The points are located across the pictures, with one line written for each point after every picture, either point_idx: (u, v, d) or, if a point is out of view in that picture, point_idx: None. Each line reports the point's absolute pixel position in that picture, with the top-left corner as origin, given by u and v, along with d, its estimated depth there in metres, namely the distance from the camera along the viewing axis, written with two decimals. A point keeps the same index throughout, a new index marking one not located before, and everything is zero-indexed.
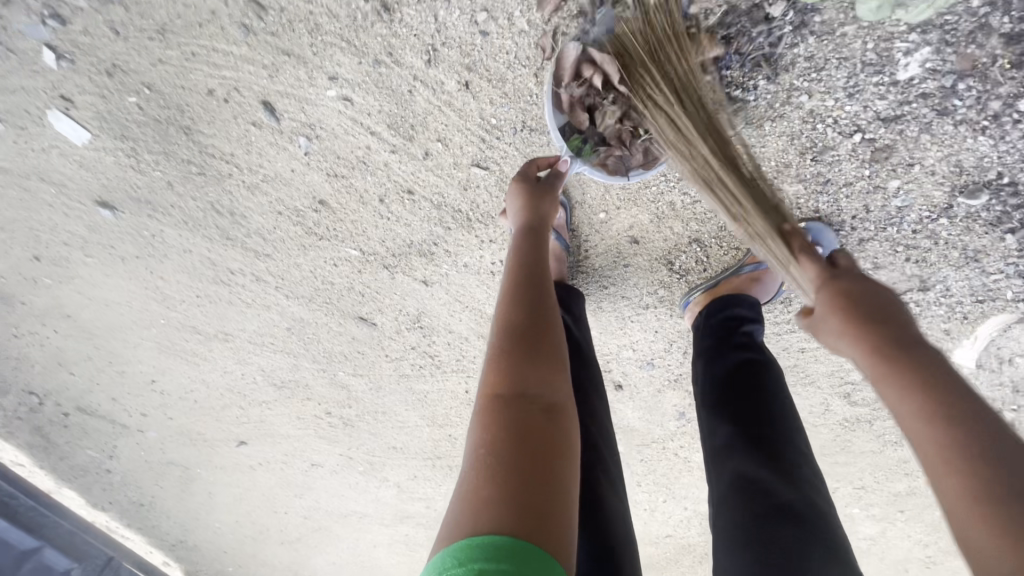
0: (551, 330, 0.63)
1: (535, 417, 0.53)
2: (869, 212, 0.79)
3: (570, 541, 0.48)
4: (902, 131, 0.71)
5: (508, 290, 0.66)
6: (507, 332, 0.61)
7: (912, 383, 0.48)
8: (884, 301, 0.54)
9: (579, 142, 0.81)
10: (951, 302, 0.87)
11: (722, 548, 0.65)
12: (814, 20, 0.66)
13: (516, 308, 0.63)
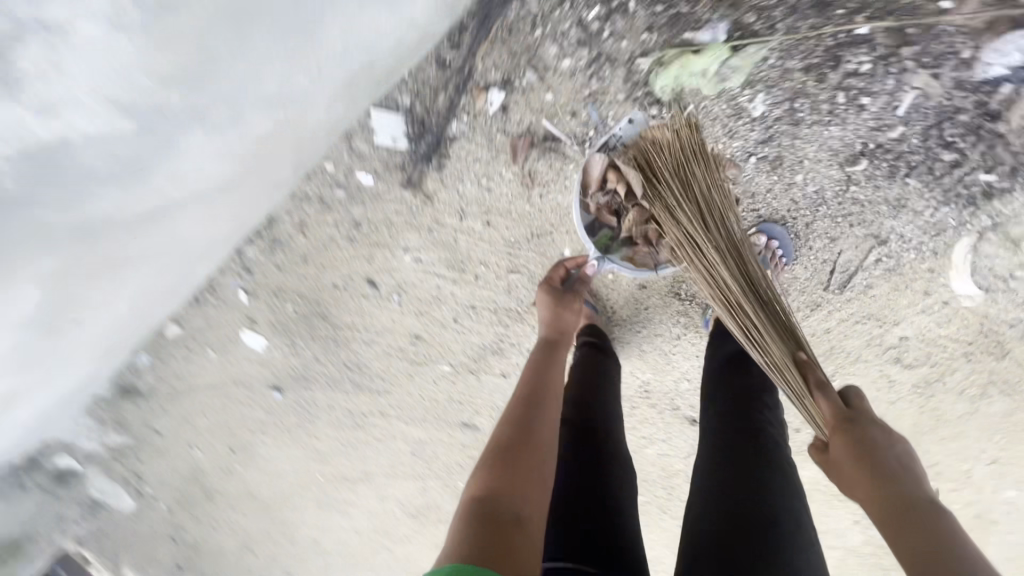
0: (529, 454, 0.84)
1: (504, 513, 0.73)
2: (797, 202, 1.05)
3: None
4: (780, 144, 1.00)
5: (507, 418, 0.92)
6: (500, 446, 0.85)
7: (882, 500, 0.69)
8: (903, 469, 0.71)
9: (608, 239, 1.13)
10: (913, 244, 1.04)
11: (696, 481, 0.94)
12: (680, 106, 1.02)
13: (510, 429, 0.88)
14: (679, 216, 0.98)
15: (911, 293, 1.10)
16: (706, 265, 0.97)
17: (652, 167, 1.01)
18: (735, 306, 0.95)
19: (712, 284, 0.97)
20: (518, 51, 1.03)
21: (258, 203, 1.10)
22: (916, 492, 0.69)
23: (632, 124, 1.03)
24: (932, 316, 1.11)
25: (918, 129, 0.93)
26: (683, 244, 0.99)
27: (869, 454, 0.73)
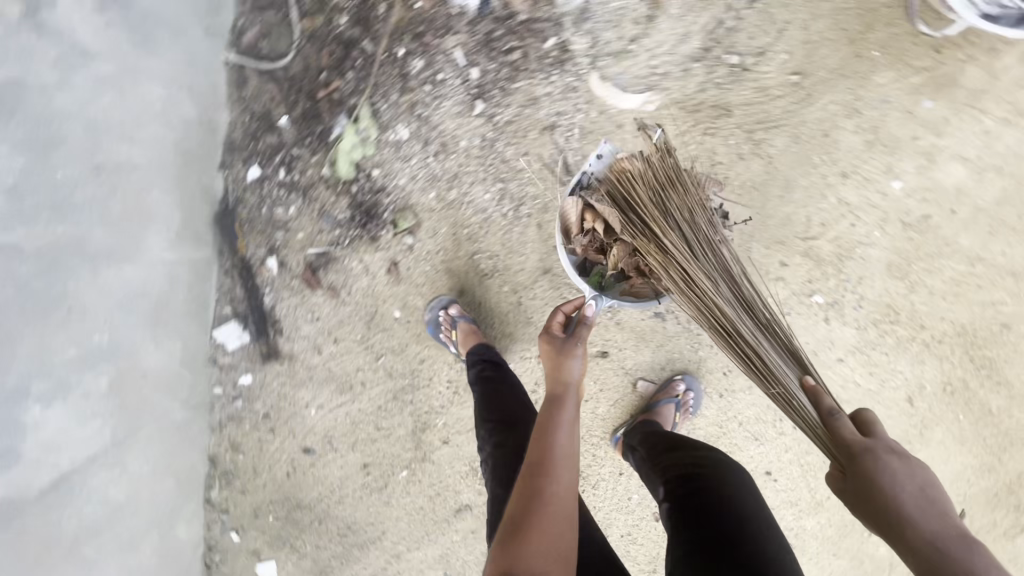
0: (538, 539, 0.81)
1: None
2: (478, 154, 1.29)
3: None
4: (432, 137, 1.30)
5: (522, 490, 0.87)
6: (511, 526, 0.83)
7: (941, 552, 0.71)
8: (917, 494, 0.78)
9: (599, 275, 1.17)
10: (572, 109, 1.24)
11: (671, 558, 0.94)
12: (366, 172, 1.35)
13: (519, 509, 0.85)
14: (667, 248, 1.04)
15: (614, 134, 1.24)
16: (703, 293, 1.04)
17: (628, 198, 1.07)
18: (738, 328, 1.02)
19: (707, 311, 1.04)
20: (264, 228, 1.42)
21: (186, 433, 1.43)
22: (918, 534, 0.74)
23: (600, 157, 1.11)
24: (647, 135, 1.24)
25: (483, 60, 1.23)
26: (673, 270, 1.06)
27: (889, 500, 0.77)
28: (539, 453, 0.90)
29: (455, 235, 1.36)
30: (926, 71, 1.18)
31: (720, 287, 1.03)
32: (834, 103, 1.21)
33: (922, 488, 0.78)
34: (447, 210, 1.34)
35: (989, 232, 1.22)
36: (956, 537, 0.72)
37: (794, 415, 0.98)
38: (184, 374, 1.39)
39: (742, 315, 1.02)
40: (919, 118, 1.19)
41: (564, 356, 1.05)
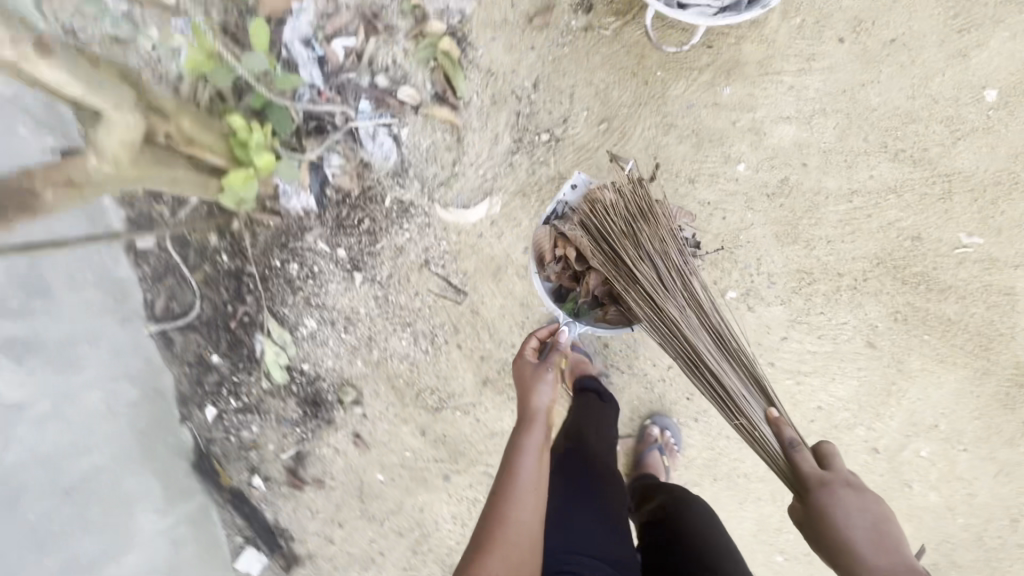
0: (501, 562, 0.80)
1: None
2: (378, 313, 1.39)
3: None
4: (334, 317, 1.41)
5: (490, 511, 0.86)
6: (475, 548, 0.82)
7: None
8: (877, 522, 0.81)
9: (574, 304, 1.16)
10: (434, 242, 1.34)
11: None
12: (299, 369, 1.46)
13: (483, 529, 0.84)
14: (636, 280, 1.03)
15: (480, 245, 1.34)
16: (664, 323, 1.03)
17: (601, 228, 1.04)
18: (703, 358, 1.01)
19: (674, 345, 1.03)
20: (239, 454, 1.53)
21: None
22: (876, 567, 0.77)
23: (575, 188, 1.11)
24: (507, 230, 1.33)
25: (342, 238, 1.35)
26: (643, 302, 1.04)
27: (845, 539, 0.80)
28: (504, 477, 0.91)
29: (394, 387, 1.43)
30: (710, 66, 1.25)
31: (689, 316, 1.02)
32: (648, 130, 1.28)
33: (875, 523, 0.81)
34: (378, 371, 1.43)
35: (847, 167, 1.24)
36: (909, 574, 0.75)
37: (756, 445, 0.99)
38: None
39: (710, 345, 1.02)
40: (726, 106, 1.26)
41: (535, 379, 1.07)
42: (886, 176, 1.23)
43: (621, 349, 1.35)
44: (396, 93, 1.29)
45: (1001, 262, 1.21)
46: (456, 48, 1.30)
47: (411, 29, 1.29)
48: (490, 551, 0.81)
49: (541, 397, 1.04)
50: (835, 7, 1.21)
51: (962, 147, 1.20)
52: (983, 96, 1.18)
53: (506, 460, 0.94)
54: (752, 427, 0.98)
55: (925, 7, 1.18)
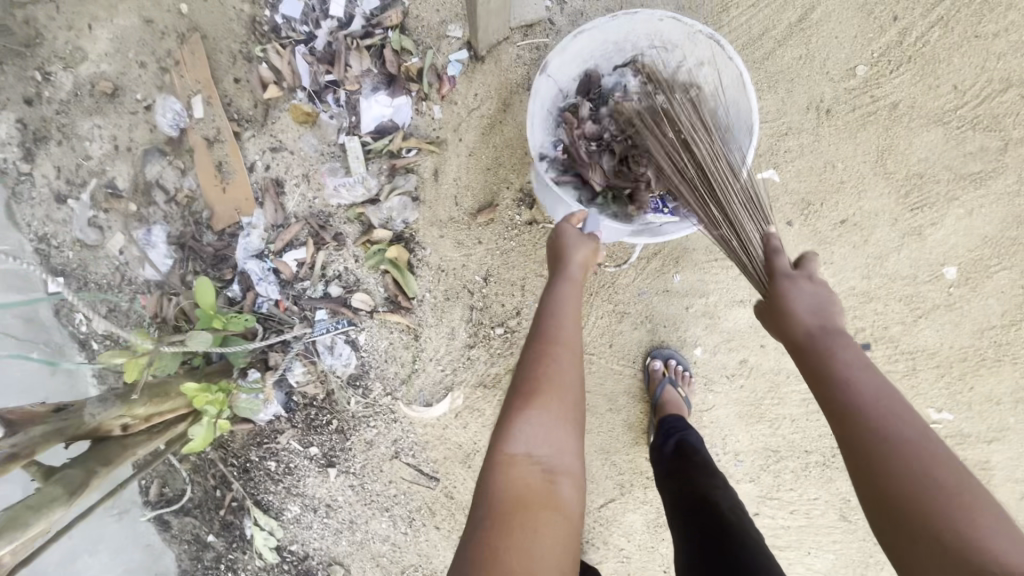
0: (548, 414, 0.74)
1: (525, 484, 0.69)
2: (356, 499, 1.44)
3: (523, 464, 0.70)
4: (318, 503, 1.46)
5: (531, 364, 0.78)
6: (518, 398, 0.75)
7: (857, 415, 0.65)
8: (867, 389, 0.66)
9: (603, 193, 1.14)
10: (402, 435, 1.37)
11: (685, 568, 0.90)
12: (289, 550, 1.52)
13: (531, 378, 0.76)
14: (672, 131, 0.99)
15: (447, 434, 1.37)
16: (672, 161, 0.98)
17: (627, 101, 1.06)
18: (716, 185, 0.94)
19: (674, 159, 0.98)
20: None
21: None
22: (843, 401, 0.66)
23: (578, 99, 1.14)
24: (472, 419, 1.37)
25: (313, 438, 1.39)
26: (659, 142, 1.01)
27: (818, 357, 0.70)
28: (541, 327, 0.82)
29: (379, 564, 1.48)
30: (658, 254, 1.24)
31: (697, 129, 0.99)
32: (602, 316, 1.27)
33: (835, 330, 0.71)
34: (362, 551, 1.48)
35: None
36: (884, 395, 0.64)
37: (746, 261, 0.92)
38: None
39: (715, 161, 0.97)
40: (678, 290, 1.24)
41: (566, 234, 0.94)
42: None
43: (595, 527, 1.36)
44: (349, 300, 1.32)
45: (973, 437, 1.17)
46: (405, 251, 1.31)
47: (360, 236, 1.31)
48: (535, 405, 0.74)
49: (576, 237, 0.92)
50: (782, 191, 1.18)
51: (924, 325, 1.16)
52: (942, 273, 1.14)
53: (543, 310, 0.84)
54: (736, 238, 0.92)
55: (875, 186, 1.15)
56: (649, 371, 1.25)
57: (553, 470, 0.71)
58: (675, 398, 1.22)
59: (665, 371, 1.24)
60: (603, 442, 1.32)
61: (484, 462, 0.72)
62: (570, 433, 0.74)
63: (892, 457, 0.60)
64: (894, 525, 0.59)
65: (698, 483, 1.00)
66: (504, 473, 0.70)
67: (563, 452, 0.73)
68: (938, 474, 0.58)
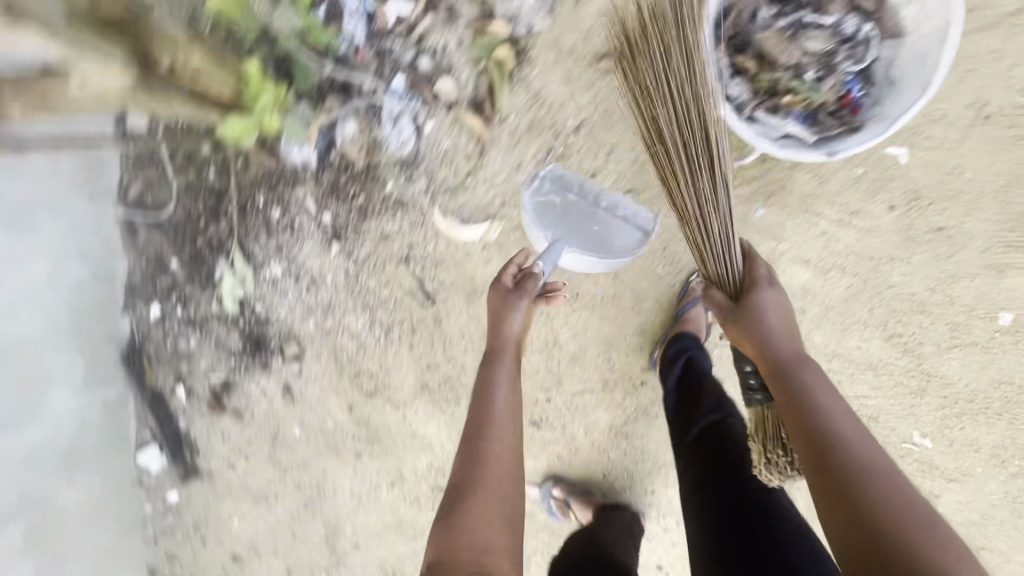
0: (461, 540, 0.80)
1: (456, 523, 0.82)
2: (345, 287, 1.37)
3: (470, 526, 0.81)
4: (303, 273, 1.38)
5: (458, 469, 0.89)
6: (456, 479, 0.88)
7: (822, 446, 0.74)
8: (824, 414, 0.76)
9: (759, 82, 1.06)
10: (422, 243, 1.30)
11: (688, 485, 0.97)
12: (251, 307, 1.45)
13: (465, 479, 0.87)
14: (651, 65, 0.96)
15: (464, 262, 1.31)
16: (648, 108, 0.98)
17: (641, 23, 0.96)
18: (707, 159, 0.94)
19: (676, 123, 0.95)
20: (170, 360, 1.54)
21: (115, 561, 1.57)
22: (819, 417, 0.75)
23: None
24: (495, 260, 1.30)
25: (333, 204, 1.30)
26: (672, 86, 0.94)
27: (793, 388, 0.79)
28: (471, 433, 0.92)
29: (336, 360, 1.44)
30: (755, 181, 1.18)
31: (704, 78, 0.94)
32: (672, 215, 1.23)
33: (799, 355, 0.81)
34: (325, 338, 1.43)
35: (843, 328, 1.21)
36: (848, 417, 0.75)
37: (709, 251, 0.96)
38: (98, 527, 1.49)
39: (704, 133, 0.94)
40: (757, 223, 1.20)
41: (500, 309, 1.05)
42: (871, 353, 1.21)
43: (560, 410, 1.35)
44: (434, 81, 1.22)
45: (936, 470, 1.23)
46: (512, 59, 1.21)
47: (475, 21, 1.20)
48: (463, 503, 0.84)
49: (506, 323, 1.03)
50: (903, 173, 1.14)
51: (954, 355, 1.18)
52: (998, 316, 1.16)
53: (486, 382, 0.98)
54: (705, 234, 0.97)
55: (987, 207, 1.13)
56: (687, 284, 1.25)
57: (485, 555, 0.79)
58: (699, 321, 1.22)
59: (701, 293, 1.24)
60: (610, 333, 1.30)
61: (433, 556, 0.80)
62: (513, 469, 0.90)
63: (842, 487, 0.71)
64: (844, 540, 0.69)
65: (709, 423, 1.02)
66: (461, 536, 0.80)
67: (494, 516, 0.83)
68: (881, 508, 0.68)
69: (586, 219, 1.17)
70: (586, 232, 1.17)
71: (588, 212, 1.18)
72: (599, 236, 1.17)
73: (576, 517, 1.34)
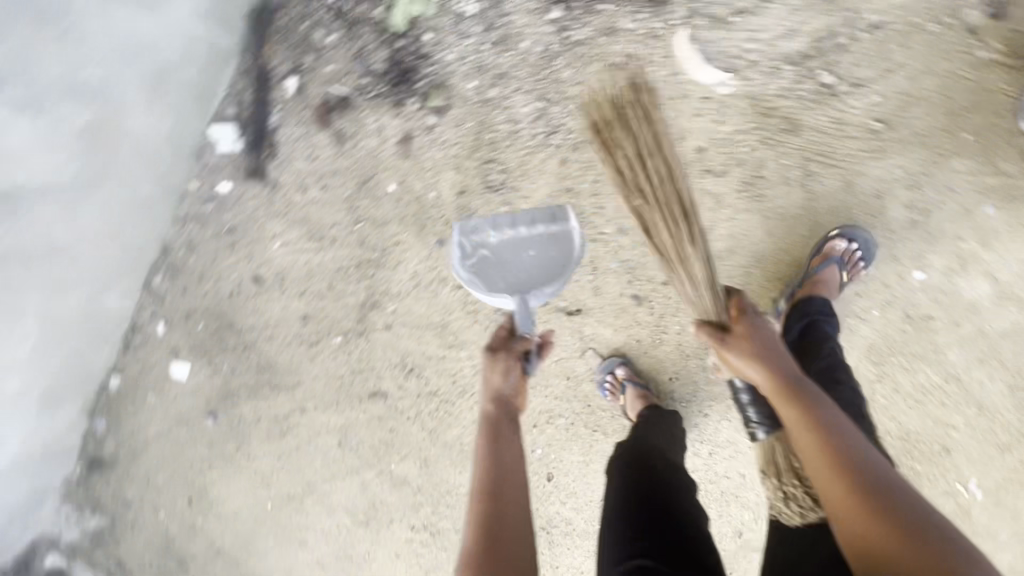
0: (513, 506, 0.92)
1: (506, 520, 0.90)
2: (536, 64, 1.22)
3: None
4: (498, 27, 1.23)
5: (469, 525, 0.90)
6: (476, 532, 0.88)
7: (839, 452, 0.79)
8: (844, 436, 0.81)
9: None
10: (648, 58, 1.15)
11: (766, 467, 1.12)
12: (421, 32, 1.28)
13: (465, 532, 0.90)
14: (656, 116, 1.03)
15: (676, 101, 1.17)
16: (635, 198, 1.05)
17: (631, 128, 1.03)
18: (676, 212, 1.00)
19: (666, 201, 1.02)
20: (297, 46, 1.35)
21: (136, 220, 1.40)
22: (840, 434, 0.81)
23: None
24: (708, 118, 1.16)
25: None
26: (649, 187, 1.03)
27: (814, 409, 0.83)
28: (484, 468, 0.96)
29: (478, 135, 1.29)
30: (1004, 176, 1.11)
31: (668, 190, 1.00)
32: (906, 167, 1.14)
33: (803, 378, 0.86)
34: (480, 107, 1.27)
35: (984, 356, 1.19)
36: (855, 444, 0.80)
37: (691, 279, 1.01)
38: (139, 170, 1.32)
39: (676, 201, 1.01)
40: (978, 218, 1.13)
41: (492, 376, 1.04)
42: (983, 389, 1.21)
43: (671, 297, 1.31)
44: None
45: (973, 518, 1.25)
46: None
47: None
48: (506, 501, 0.92)
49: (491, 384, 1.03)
50: None
51: None
52: None
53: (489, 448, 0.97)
54: (682, 266, 1.01)
55: None
56: (829, 239, 1.15)
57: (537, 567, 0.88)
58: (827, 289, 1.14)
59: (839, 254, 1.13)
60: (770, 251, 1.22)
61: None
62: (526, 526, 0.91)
63: (867, 489, 0.75)
64: (880, 542, 0.72)
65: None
66: None
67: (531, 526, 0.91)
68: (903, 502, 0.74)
69: (520, 250, 1.17)
70: (529, 269, 1.18)
71: (513, 247, 1.18)
72: (545, 256, 1.19)
73: (624, 403, 1.30)
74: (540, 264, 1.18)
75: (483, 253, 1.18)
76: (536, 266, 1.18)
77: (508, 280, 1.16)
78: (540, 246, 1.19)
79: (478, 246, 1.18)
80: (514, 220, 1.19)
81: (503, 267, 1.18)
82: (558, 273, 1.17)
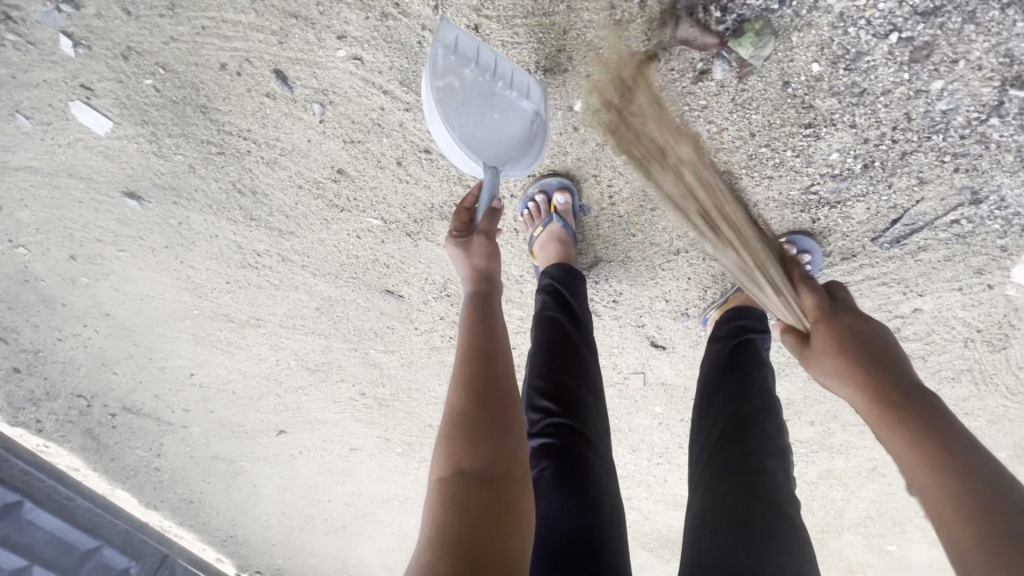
0: (508, 362, 0.70)
1: (509, 391, 0.67)
2: (911, 120, 0.76)
3: (523, 477, 0.61)
4: (943, 23, 0.68)
5: (449, 411, 0.65)
6: (459, 429, 0.62)
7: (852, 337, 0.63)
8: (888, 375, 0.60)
9: None
10: (1006, 213, 0.83)
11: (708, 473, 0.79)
12: None
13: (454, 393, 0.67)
14: None
15: (960, 267, 0.91)
16: None
17: None
18: None
19: None
20: None
21: None
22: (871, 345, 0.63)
23: None
24: (963, 296, 0.95)
25: None
26: None
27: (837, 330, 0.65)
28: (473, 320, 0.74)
29: (747, 138, 0.82)
30: None
31: None
32: (1014, 416, 1.17)
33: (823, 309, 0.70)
34: (791, 106, 0.78)
35: (887, 513, 1.49)
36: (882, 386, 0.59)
37: None
38: None
39: None
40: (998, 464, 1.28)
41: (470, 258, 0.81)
42: (864, 526, 1.54)
43: None
44: None
45: None
46: None
47: None
48: (499, 368, 0.68)
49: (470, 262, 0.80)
50: None
51: None
52: None
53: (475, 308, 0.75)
54: None
55: None
56: None
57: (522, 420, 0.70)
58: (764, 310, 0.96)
59: None
60: None
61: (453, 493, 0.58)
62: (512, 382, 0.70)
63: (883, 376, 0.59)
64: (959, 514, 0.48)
65: (742, 447, 0.78)
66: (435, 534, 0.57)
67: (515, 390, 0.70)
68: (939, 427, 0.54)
69: (482, 106, 0.80)
70: (485, 137, 0.82)
71: (480, 97, 0.80)
72: (507, 131, 0.83)
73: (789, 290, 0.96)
74: (501, 137, 0.82)
75: (453, 80, 0.78)
76: (502, 142, 0.82)
77: (465, 136, 0.80)
78: (508, 117, 0.81)
79: (448, 70, 0.77)
80: (498, 67, 0.79)
81: (463, 116, 0.80)
82: (514, 160, 0.84)
